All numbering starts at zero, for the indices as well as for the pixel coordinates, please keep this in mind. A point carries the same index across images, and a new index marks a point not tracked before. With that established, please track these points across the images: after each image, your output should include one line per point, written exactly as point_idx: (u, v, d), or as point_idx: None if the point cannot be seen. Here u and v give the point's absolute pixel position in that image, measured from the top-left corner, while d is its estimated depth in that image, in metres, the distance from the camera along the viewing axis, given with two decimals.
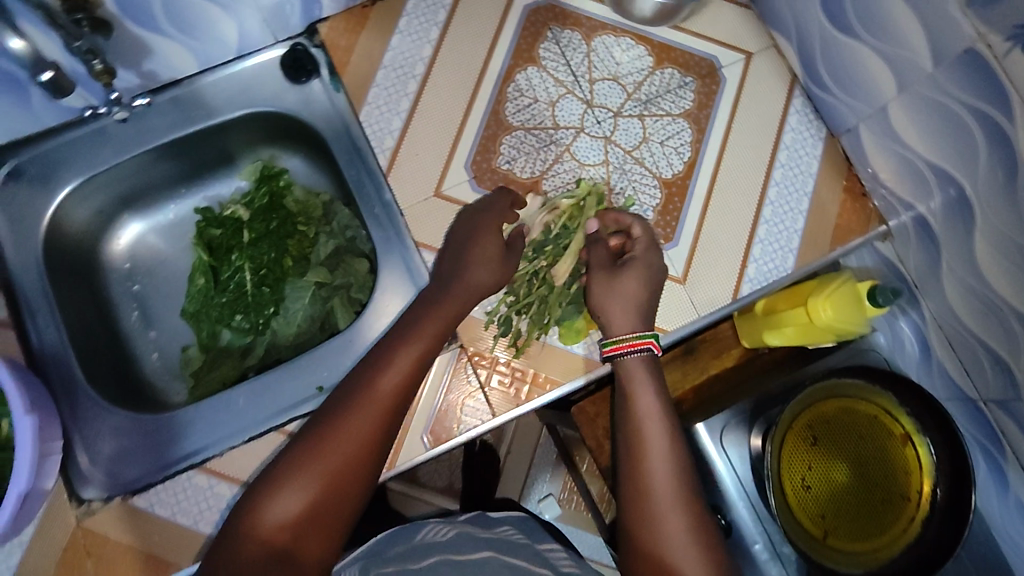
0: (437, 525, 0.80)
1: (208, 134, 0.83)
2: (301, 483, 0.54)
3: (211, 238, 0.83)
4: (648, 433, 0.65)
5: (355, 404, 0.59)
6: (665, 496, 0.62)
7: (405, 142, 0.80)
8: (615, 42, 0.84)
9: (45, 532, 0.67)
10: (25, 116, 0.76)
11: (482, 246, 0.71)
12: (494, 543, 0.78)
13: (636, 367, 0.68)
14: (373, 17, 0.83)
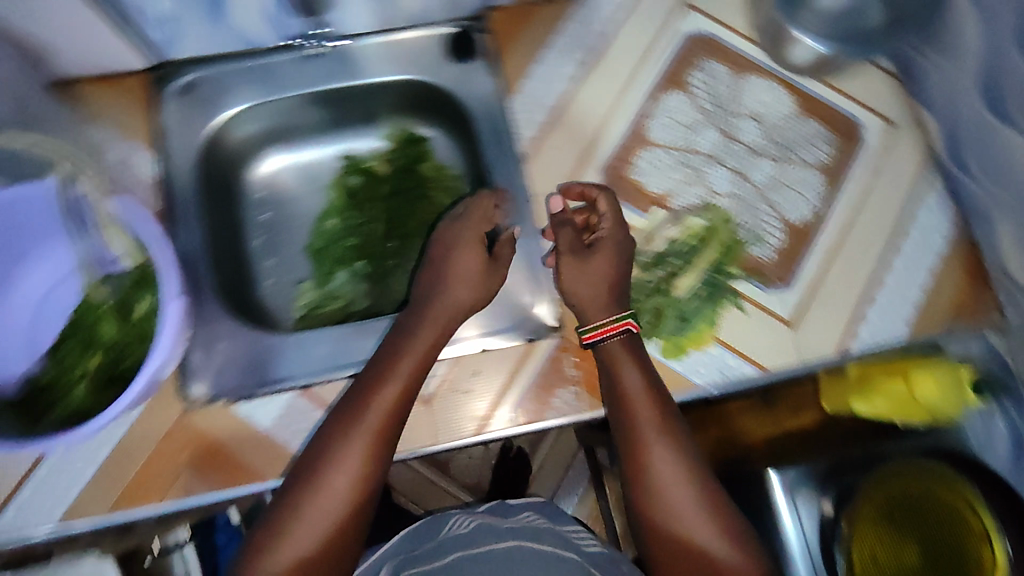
0: (460, 519, 0.84)
1: (365, 92, 0.88)
2: (323, 492, 0.65)
3: (351, 187, 0.89)
4: (649, 426, 0.69)
5: (359, 413, 0.67)
6: (675, 489, 0.68)
7: (545, 136, 0.83)
8: (764, 84, 0.86)
9: (153, 415, 0.71)
10: (209, 39, 0.82)
11: (465, 264, 0.76)
12: (515, 530, 0.80)
13: (615, 349, 0.71)
14: (539, 15, 0.86)
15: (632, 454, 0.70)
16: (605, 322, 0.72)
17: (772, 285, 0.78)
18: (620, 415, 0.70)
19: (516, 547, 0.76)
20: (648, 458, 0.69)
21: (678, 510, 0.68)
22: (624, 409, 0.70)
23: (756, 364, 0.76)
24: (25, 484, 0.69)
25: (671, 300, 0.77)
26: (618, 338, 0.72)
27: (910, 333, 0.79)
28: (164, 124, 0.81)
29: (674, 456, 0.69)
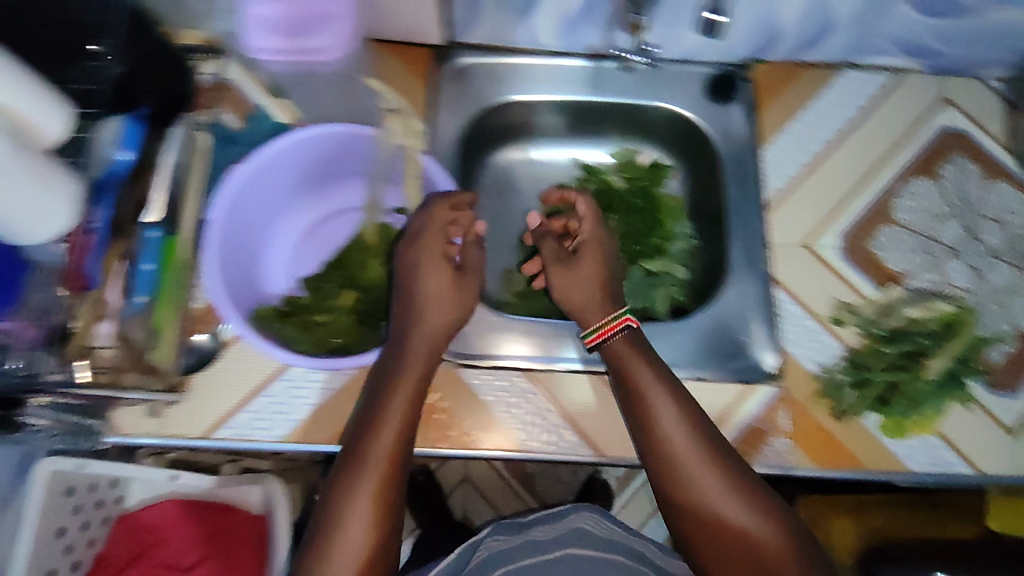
0: (504, 536, 0.80)
1: (620, 109, 0.91)
2: (345, 534, 0.59)
3: (587, 190, 0.89)
4: (696, 459, 0.66)
5: (358, 464, 0.61)
6: (719, 496, 0.65)
7: (793, 190, 0.85)
8: (1015, 193, 0.86)
9: None
10: (500, 32, 0.86)
11: (433, 281, 0.67)
12: (562, 536, 0.79)
13: (620, 348, 0.71)
14: (802, 78, 0.89)
15: (658, 461, 0.67)
16: (603, 322, 0.72)
17: (998, 391, 0.78)
18: (636, 419, 0.69)
19: (573, 553, 0.76)
20: (663, 451, 0.67)
21: (720, 512, 0.65)
22: (642, 416, 0.68)
23: (972, 464, 0.76)
24: (258, 395, 0.70)
25: (916, 379, 0.75)
26: (620, 336, 0.72)
27: None
28: (439, 97, 0.86)
29: (715, 466, 0.66)
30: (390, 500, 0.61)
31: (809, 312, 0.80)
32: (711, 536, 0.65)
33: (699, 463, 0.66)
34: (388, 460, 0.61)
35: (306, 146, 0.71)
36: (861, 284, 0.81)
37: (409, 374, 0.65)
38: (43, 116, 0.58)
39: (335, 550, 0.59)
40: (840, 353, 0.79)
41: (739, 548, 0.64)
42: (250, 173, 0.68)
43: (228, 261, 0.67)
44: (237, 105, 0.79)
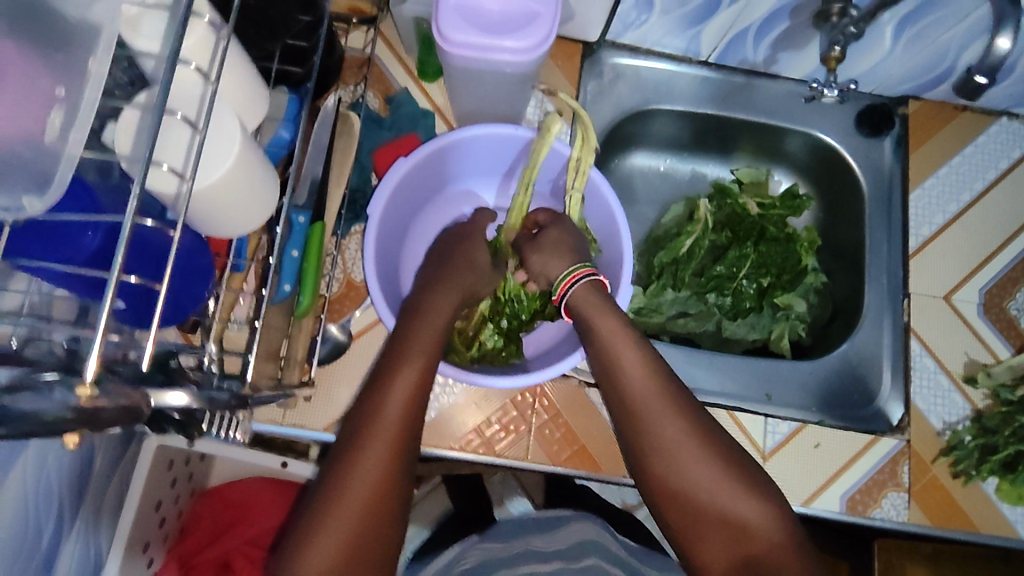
0: (498, 544, 0.78)
1: (766, 130, 0.87)
2: (330, 527, 0.51)
3: (723, 213, 0.86)
4: (692, 443, 0.58)
5: (353, 447, 0.55)
6: (688, 451, 0.58)
7: (939, 238, 0.82)
8: None
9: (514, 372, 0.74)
10: (660, 36, 0.80)
11: (462, 265, 0.69)
12: (563, 549, 0.74)
13: (586, 296, 0.64)
14: (958, 120, 0.85)
15: (642, 432, 0.59)
16: (566, 273, 0.65)
17: None
18: (610, 381, 0.61)
19: (568, 567, 0.70)
20: (639, 414, 0.59)
21: (674, 455, 0.58)
22: (613, 376, 0.61)
23: None
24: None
25: None
26: (584, 288, 0.64)
27: None
28: (581, 97, 0.82)
29: (676, 414, 0.59)
30: (399, 477, 0.55)
31: (942, 367, 0.78)
32: (690, 499, 0.57)
33: (668, 414, 0.59)
34: (397, 428, 0.56)
35: (470, 146, 0.72)
36: (997, 346, 0.79)
37: (423, 344, 0.61)
38: (252, 107, 0.50)
39: (335, 518, 0.52)
40: (968, 415, 0.77)
41: (711, 508, 0.57)
42: (410, 169, 0.68)
43: (379, 260, 0.67)
44: (382, 88, 0.76)
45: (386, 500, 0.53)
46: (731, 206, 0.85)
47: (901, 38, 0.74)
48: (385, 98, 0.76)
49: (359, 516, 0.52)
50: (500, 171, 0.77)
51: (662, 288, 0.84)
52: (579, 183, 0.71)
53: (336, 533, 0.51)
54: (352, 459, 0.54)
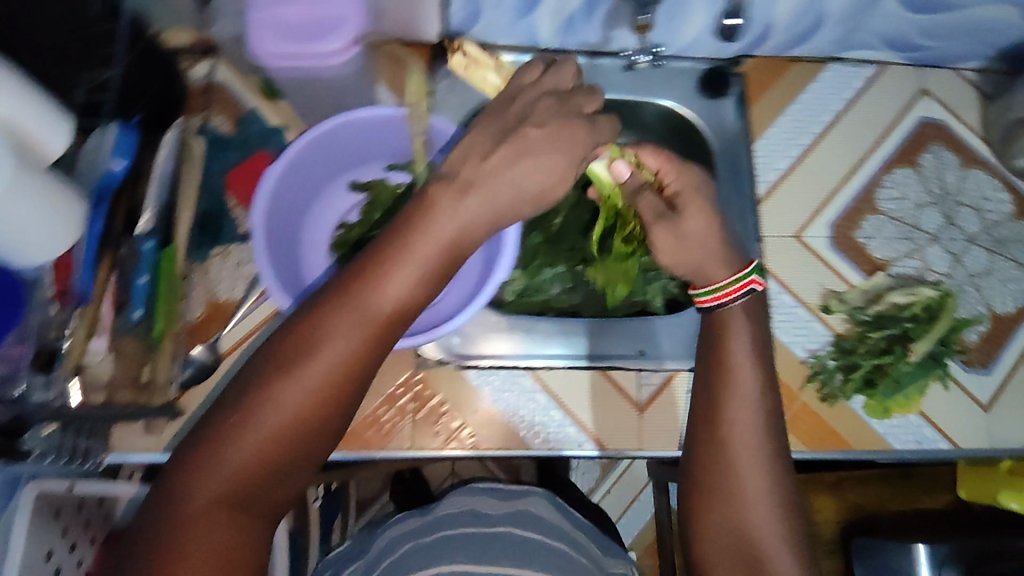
0: (454, 501, 0.82)
1: (614, 105, 0.91)
2: (267, 414, 0.47)
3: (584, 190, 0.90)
4: (746, 483, 0.63)
5: (340, 317, 0.49)
6: (755, 494, 0.63)
7: (784, 182, 0.88)
8: (987, 179, 0.90)
9: (390, 363, 0.77)
10: (501, 28, 0.85)
11: (569, 137, 0.58)
12: (511, 515, 0.79)
13: (733, 315, 0.69)
14: (792, 71, 0.92)
15: (709, 449, 0.65)
16: (730, 281, 0.69)
17: (972, 368, 0.83)
18: (713, 422, 0.66)
19: (506, 532, 0.75)
20: (721, 446, 0.65)
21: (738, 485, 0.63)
22: (713, 409, 0.66)
23: (947, 439, 0.80)
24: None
25: (902, 361, 0.77)
26: (738, 304, 0.69)
27: None
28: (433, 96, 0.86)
29: (758, 470, 0.64)
30: (376, 359, 0.50)
31: (799, 300, 0.83)
32: (728, 531, 0.63)
33: (750, 461, 0.63)
34: (387, 313, 0.50)
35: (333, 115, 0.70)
36: (849, 274, 0.84)
37: (432, 235, 0.52)
38: (50, 130, 0.57)
39: (316, 363, 0.48)
40: (830, 340, 0.81)
41: (747, 551, 0.62)
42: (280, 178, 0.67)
43: (277, 260, 0.66)
44: (229, 110, 0.80)
45: (358, 383, 0.50)
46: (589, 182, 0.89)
47: None
48: (235, 119, 0.80)
49: (331, 387, 0.48)
50: (366, 159, 0.76)
51: (543, 267, 0.89)
52: (421, 127, 0.70)
53: (320, 376, 0.48)
54: (348, 308, 0.49)
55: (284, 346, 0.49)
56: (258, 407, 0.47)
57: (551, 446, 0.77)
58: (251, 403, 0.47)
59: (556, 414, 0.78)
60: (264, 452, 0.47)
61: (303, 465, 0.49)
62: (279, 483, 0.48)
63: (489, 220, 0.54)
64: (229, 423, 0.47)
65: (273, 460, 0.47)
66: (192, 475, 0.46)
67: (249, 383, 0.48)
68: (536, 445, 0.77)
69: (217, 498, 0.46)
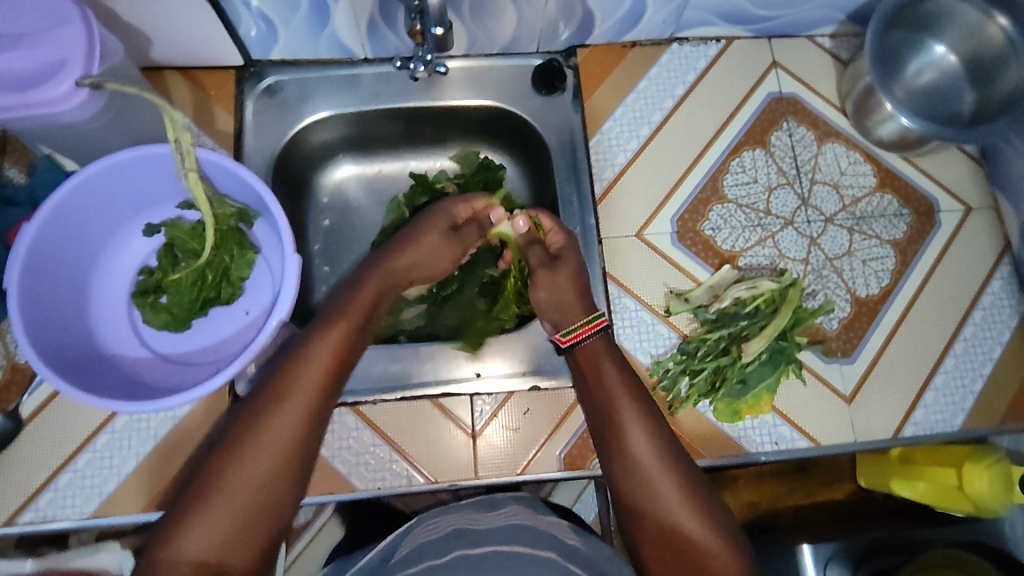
0: (425, 528, 0.68)
1: (445, 114, 0.87)
2: (222, 501, 0.52)
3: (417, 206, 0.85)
4: (669, 493, 0.60)
5: (272, 404, 0.56)
6: (679, 504, 0.60)
7: (623, 178, 0.83)
8: (845, 153, 0.85)
9: (202, 414, 0.73)
10: (306, 44, 0.80)
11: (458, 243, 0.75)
12: (491, 532, 0.63)
13: (597, 347, 0.69)
14: (629, 58, 0.86)
15: (622, 470, 0.62)
16: (585, 320, 0.70)
17: (833, 358, 0.78)
18: (614, 441, 0.64)
19: (499, 548, 0.59)
20: (635, 464, 0.62)
21: (667, 514, 0.59)
22: (612, 429, 0.64)
23: (808, 437, 0.75)
24: (83, 450, 0.71)
25: (737, 364, 0.73)
26: (598, 336, 0.70)
27: (966, 421, 0.78)
28: (243, 122, 0.81)
29: (674, 477, 0.61)
30: (331, 400, 0.59)
31: (642, 303, 0.78)
32: (674, 554, 0.58)
33: (665, 471, 0.61)
34: (314, 393, 0.58)
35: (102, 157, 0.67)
36: (694, 270, 0.79)
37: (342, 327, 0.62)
38: None
39: (282, 411, 0.56)
40: (676, 343, 0.76)
41: (696, 572, 0.57)
42: (41, 234, 0.63)
43: (36, 324, 0.63)
44: (20, 159, 0.76)
45: (320, 423, 0.58)
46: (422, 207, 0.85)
47: None
48: (28, 169, 0.76)
49: (301, 421, 0.56)
50: (156, 199, 0.72)
51: None
52: (190, 162, 0.65)
53: (265, 460, 0.54)
54: (280, 394, 0.57)
55: (252, 407, 0.57)
56: (238, 456, 0.54)
57: (380, 485, 0.73)
58: (230, 455, 0.54)
59: (384, 450, 0.74)
60: (246, 507, 0.53)
61: (284, 505, 0.55)
62: (271, 521, 0.54)
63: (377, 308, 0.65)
64: (209, 479, 0.54)
65: (264, 500, 0.54)
66: (188, 527, 0.51)
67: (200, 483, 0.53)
68: (363, 485, 0.73)
69: (224, 540, 0.51)
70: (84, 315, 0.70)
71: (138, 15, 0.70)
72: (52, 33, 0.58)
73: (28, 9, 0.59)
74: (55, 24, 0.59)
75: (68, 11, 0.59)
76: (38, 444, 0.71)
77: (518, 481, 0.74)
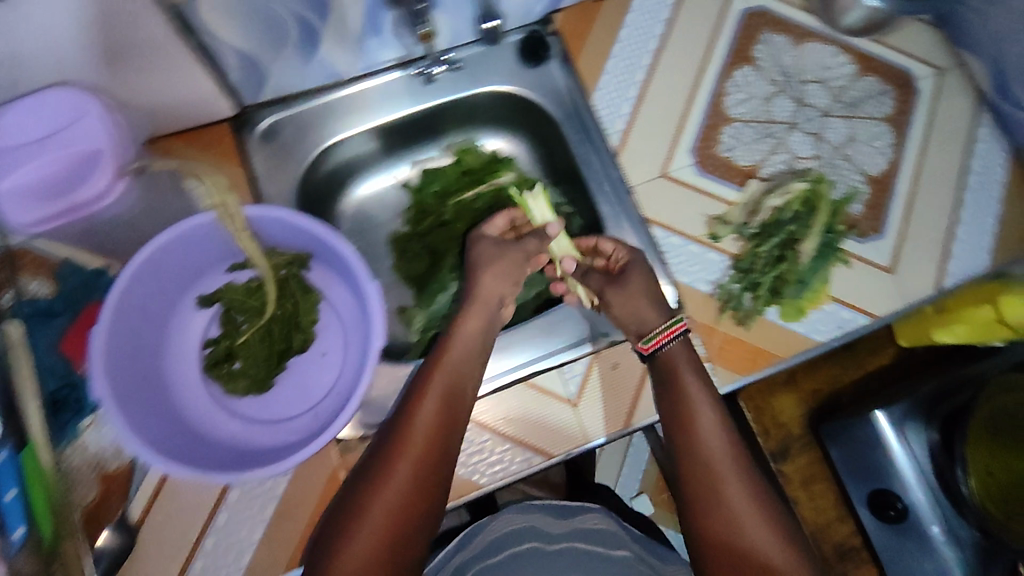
0: (512, 515, 0.81)
1: (441, 109, 0.87)
2: (363, 520, 0.57)
3: (424, 205, 0.85)
4: (733, 496, 0.62)
5: (397, 434, 0.60)
6: (745, 504, 0.62)
7: (634, 126, 0.85)
8: (822, 49, 0.90)
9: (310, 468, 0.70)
10: (296, 76, 0.79)
11: (509, 257, 0.73)
12: (571, 530, 0.78)
13: (676, 354, 0.70)
14: (604, 10, 0.88)
15: (694, 468, 0.65)
16: (664, 326, 0.71)
17: (866, 236, 0.84)
18: (685, 444, 0.66)
19: (575, 546, 0.75)
20: (708, 467, 0.64)
21: (743, 525, 0.61)
22: (688, 433, 0.66)
23: (865, 312, 0.81)
24: (207, 533, 0.69)
25: (795, 264, 0.79)
26: (679, 340, 0.71)
27: (992, 259, 0.85)
28: (255, 170, 0.79)
29: (740, 482, 0.63)
30: (452, 427, 0.62)
31: (688, 237, 0.82)
32: (735, 557, 0.61)
33: (731, 478, 0.63)
34: (439, 408, 0.62)
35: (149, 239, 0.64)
36: (724, 193, 0.83)
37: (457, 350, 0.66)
38: None
39: (408, 442, 0.60)
40: (728, 264, 0.81)
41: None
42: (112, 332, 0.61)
43: (138, 423, 0.61)
44: (39, 271, 0.72)
45: (442, 446, 0.61)
46: (456, 206, 0.84)
47: None
48: (51, 277, 0.72)
49: (426, 450, 0.60)
50: (204, 267, 0.70)
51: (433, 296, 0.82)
52: (240, 222, 0.64)
53: (400, 477, 0.59)
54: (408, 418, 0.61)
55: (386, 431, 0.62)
56: (354, 515, 0.58)
57: (502, 476, 0.75)
58: (352, 508, 0.58)
59: (493, 442, 0.75)
60: (384, 525, 0.57)
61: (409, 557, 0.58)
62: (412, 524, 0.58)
63: (480, 333, 0.68)
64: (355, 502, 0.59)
65: (382, 553, 0.57)
66: (338, 549, 0.57)
67: (349, 507, 0.59)
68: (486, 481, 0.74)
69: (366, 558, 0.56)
70: (170, 402, 0.68)
71: (131, 88, 0.67)
72: (71, 131, 0.58)
73: (47, 106, 0.59)
74: (76, 117, 0.59)
75: (87, 101, 0.59)
76: (159, 546, 0.69)
77: (626, 433, 0.76)
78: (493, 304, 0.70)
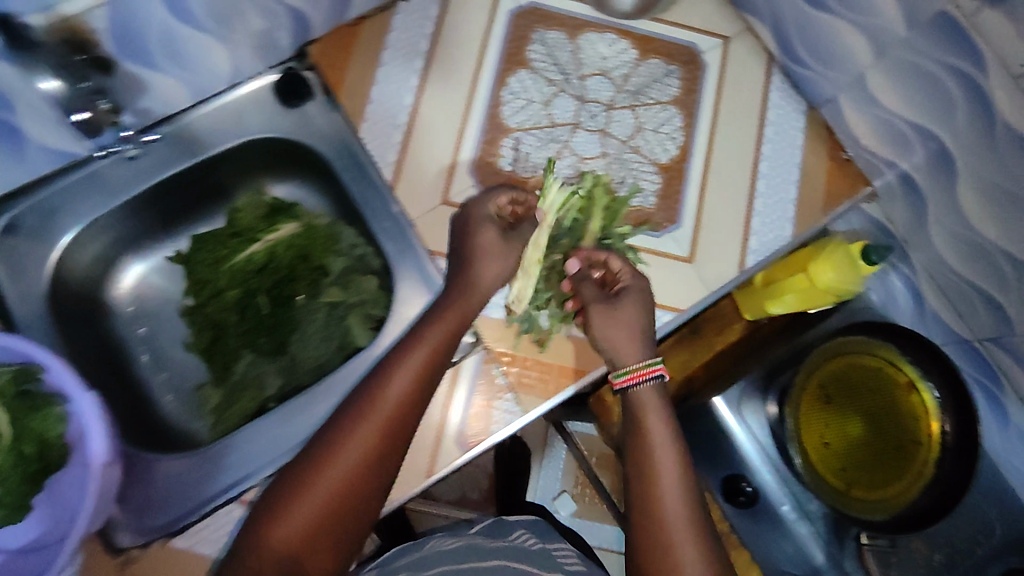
0: (450, 537, 0.77)
1: (201, 169, 0.81)
2: (304, 501, 0.57)
3: (197, 276, 0.80)
4: (661, 472, 0.62)
5: (360, 416, 0.60)
6: (671, 484, 0.62)
7: (408, 154, 0.81)
8: (599, 38, 0.86)
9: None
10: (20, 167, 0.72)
11: (490, 238, 0.72)
12: (505, 551, 0.73)
13: (649, 399, 0.67)
14: (361, 34, 0.83)
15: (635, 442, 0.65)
16: (643, 365, 0.68)
17: (662, 230, 0.81)
18: (634, 420, 0.67)
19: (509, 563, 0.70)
20: (644, 438, 0.65)
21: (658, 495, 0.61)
22: (636, 413, 0.67)
23: (667, 310, 0.79)
24: None
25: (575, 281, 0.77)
26: (653, 384, 0.68)
27: (795, 230, 0.83)
28: None
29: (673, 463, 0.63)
30: (410, 424, 0.62)
31: None
32: (647, 523, 0.61)
33: (669, 459, 0.63)
34: (401, 400, 0.61)
35: None
36: None
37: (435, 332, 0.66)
38: None
39: (365, 423, 0.60)
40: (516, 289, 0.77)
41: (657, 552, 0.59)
42: None
43: None
44: None
45: (396, 444, 0.61)
46: (227, 272, 0.79)
47: (199, 34, 0.70)
48: None
49: (383, 436, 0.60)
50: None
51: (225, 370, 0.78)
52: None
53: (349, 461, 0.59)
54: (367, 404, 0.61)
55: (341, 415, 0.61)
56: (291, 495, 0.58)
57: None
58: (295, 484, 0.58)
59: None
60: (322, 506, 0.57)
61: (343, 540, 0.58)
62: (341, 520, 0.58)
63: (458, 322, 0.68)
64: (302, 474, 0.58)
65: (311, 535, 0.57)
66: (275, 523, 0.57)
67: (292, 482, 0.58)
68: None
69: (299, 532, 0.56)
70: None
71: None
72: None
73: None
74: None
75: None
76: None
77: (428, 484, 0.73)
78: (486, 291, 0.71)
